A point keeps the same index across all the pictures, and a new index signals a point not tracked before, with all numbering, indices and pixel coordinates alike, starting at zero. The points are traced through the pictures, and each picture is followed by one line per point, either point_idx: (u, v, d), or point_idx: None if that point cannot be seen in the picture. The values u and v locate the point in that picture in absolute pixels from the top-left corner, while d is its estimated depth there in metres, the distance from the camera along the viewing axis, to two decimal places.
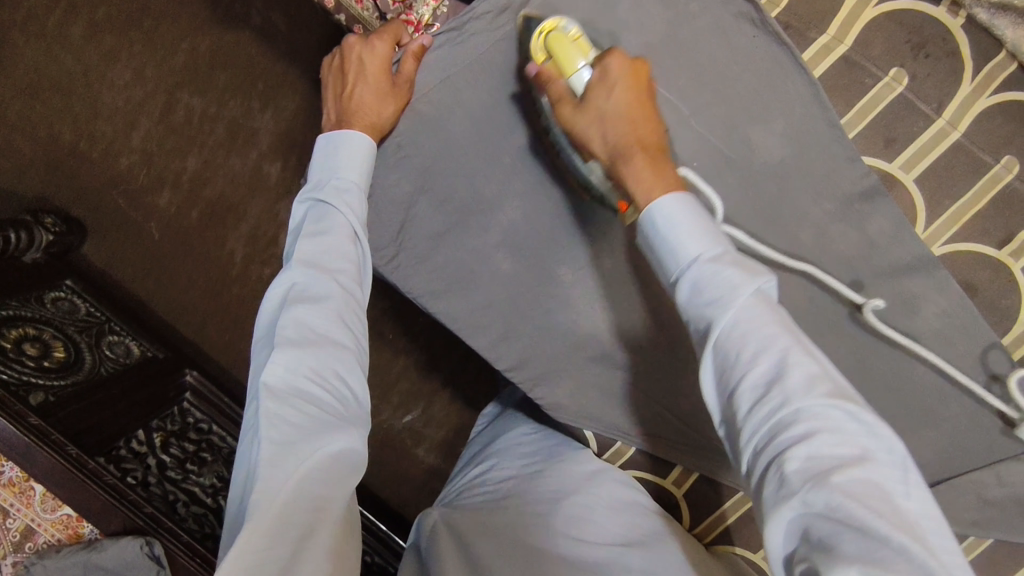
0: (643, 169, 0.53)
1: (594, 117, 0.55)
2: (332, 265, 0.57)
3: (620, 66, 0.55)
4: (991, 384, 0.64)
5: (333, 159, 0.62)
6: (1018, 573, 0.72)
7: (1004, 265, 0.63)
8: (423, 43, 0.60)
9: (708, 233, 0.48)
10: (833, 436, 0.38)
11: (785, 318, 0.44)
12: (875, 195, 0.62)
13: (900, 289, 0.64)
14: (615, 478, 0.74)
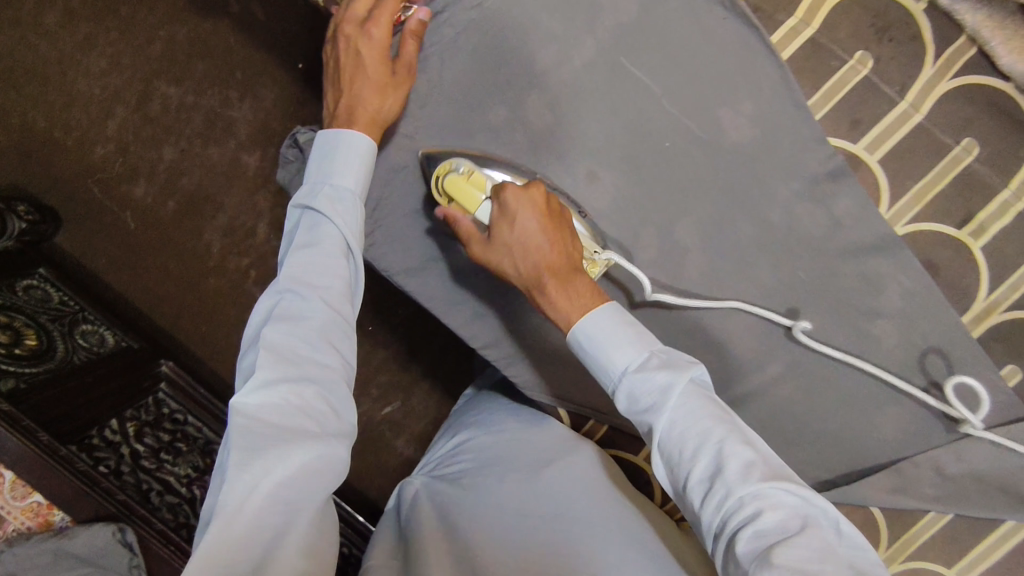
0: (559, 297, 0.57)
1: (500, 253, 0.59)
2: (319, 282, 0.57)
3: (514, 199, 0.58)
4: (952, 362, 0.66)
5: (328, 160, 0.60)
6: (974, 549, 0.74)
7: (964, 245, 0.65)
8: (421, 19, 0.59)
9: (634, 341, 0.54)
10: (774, 515, 0.45)
11: (715, 406, 0.51)
12: (842, 175, 0.63)
13: (865, 268, 0.65)
14: (586, 450, 0.77)
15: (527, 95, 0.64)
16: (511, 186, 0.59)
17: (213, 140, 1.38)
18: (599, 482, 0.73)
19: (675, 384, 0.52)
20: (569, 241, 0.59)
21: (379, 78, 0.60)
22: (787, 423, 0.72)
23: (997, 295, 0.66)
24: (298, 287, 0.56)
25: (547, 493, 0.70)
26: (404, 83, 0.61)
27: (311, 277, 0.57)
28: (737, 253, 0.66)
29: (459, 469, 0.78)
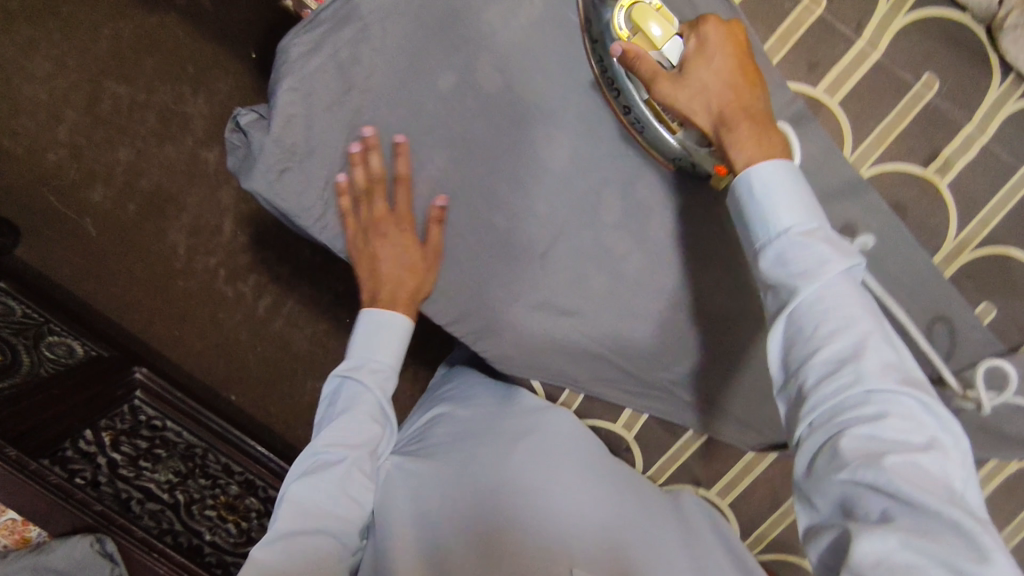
0: (748, 135, 0.52)
1: (692, 89, 0.53)
2: (350, 440, 0.70)
3: (711, 36, 0.54)
4: (921, 302, 0.66)
5: (370, 339, 0.74)
6: None
7: (930, 183, 0.64)
8: (439, 206, 0.66)
9: (802, 204, 0.49)
10: (900, 423, 0.42)
11: (867, 301, 0.47)
12: (802, 122, 0.62)
13: (830, 213, 0.65)
14: (561, 418, 0.76)
15: (477, 59, 0.61)
16: (715, 22, 0.54)
17: (172, 138, 1.34)
18: (577, 453, 0.72)
19: (856, 259, 0.48)
20: (761, 91, 0.54)
21: (413, 259, 0.68)
22: None
23: (967, 232, 0.65)
24: (333, 449, 0.68)
25: (526, 466, 0.69)
26: (433, 244, 0.67)
27: (345, 443, 0.69)
28: (704, 211, 0.65)
29: (431, 445, 0.77)
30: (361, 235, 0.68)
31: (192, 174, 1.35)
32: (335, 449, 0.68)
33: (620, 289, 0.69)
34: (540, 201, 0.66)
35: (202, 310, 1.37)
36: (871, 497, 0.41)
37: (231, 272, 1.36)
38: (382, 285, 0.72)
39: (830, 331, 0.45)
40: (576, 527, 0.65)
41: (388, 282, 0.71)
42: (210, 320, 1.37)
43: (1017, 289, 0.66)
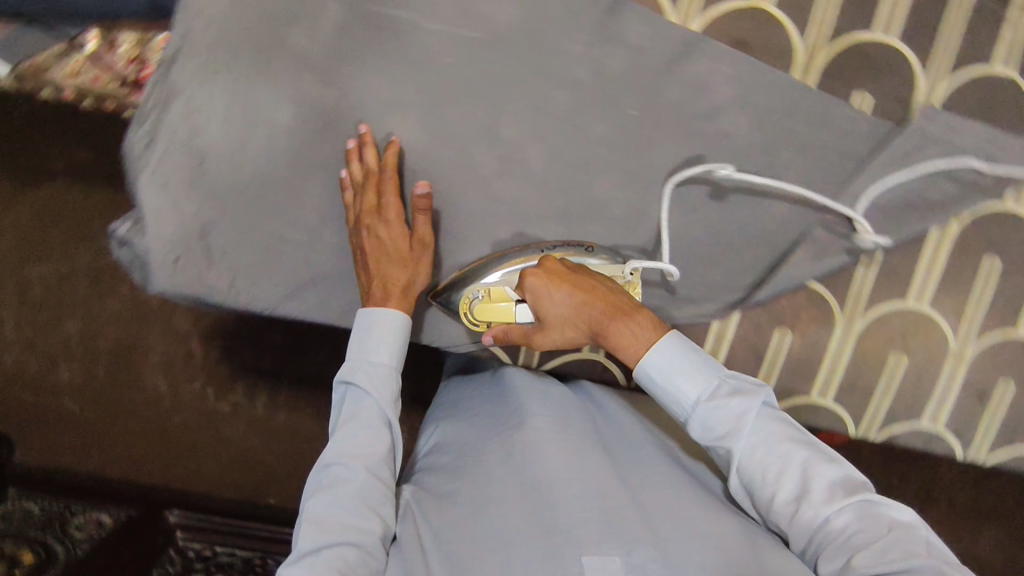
0: (621, 334, 0.62)
1: (560, 331, 0.63)
2: (362, 449, 0.61)
3: (535, 285, 0.63)
4: (800, 120, 0.68)
5: (361, 338, 0.64)
6: (917, 277, 0.72)
7: (758, 10, 0.67)
8: (423, 191, 0.63)
9: (698, 374, 0.60)
10: (858, 523, 0.54)
11: (788, 431, 0.58)
12: (619, 6, 0.64)
13: (684, 78, 0.66)
14: (552, 393, 0.76)
15: (303, 81, 0.63)
16: (532, 273, 0.63)
17: (106, 292, 1.28)
18: (571, 428, 0.70)
19: (749, 404, 0.58)
20: (605, 287, 0.63)
21: (402, 252, 0.64)
22: (701, 256, 0.70)
23: (811, 38, 0.67)
24: (340, 461, 0.60)
25: (520, 458, 0.67)
26: (424, 238, 0.64)
27: (351, 455, 0.61)
28: (573, 125, 0.66)
29: (434, 470, 0.74)
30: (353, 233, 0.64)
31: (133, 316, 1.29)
32: (345, 462, 0.60)
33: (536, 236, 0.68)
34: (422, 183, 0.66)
35: (204, 438, 1.33)
36: None
37: (221, 393, 1.31)
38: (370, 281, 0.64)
39: (774, 472, 0.57)
40: (568, 502, 0.63)
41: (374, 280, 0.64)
42: (211, 444, 1.33)
43: (878, 70, 0.68)
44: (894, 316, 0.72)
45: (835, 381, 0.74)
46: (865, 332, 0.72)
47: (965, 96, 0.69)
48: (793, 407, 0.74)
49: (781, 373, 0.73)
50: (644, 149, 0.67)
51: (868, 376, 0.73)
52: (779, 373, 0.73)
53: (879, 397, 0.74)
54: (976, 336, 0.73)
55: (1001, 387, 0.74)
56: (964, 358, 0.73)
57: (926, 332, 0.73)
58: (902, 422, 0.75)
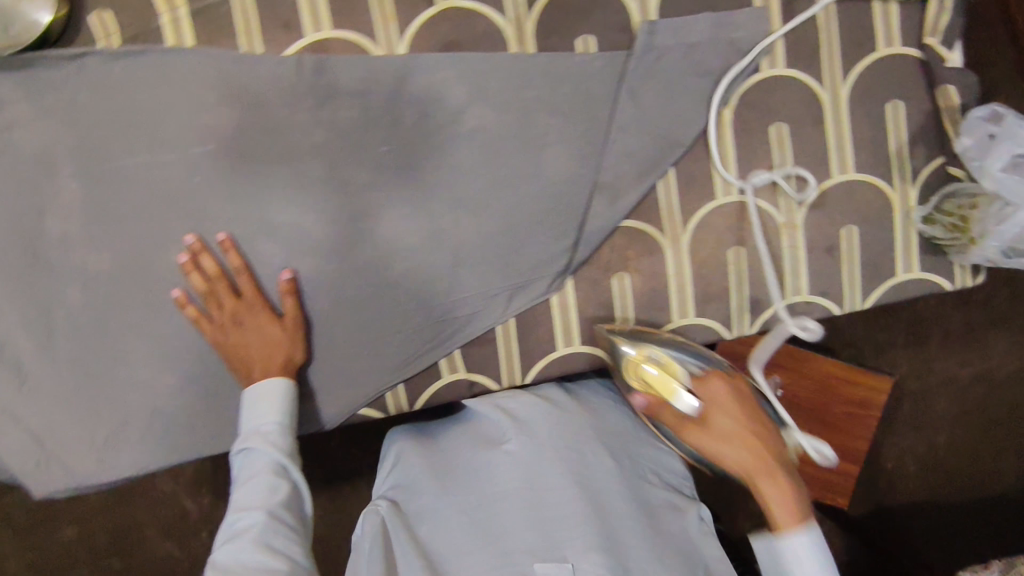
0: (773, 488, 0.65)
1: (716, 439, 0.68)
2: (263, 498, 0.62)
3: (715, 392, 0.70)
4: (537, 86, 0.70)
5: (250, 409, 0.66)
6: (716, 172, 0.73)
7: (451, 9, 0.68)
8: (286, 277, 0.68)
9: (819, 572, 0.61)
10: None
11: None
12: (321, 67, 0.67)
13: (413, 99, 0.69)
14: (545, 410, 0.71)
15: (73, 254, 0.65)
16: (715, 377, 0.71)
17: (42, 520, 1.02)
18: (542, 431, 0.69)
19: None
20: (764, 437, 0.68)
21: (274, 332, 0.67)
22: (513, 245, 0.71)
23: (512, 11, 0.69)
24: (244, 513, 0.60)
25: (496, 479, 0.67)
26: (296, 314, 0.68)
27: (252, 506, 0.61)
28: (335, 184, 0.69)
29: (393, 478, 0.73)
30: (221, 332, 0.67)
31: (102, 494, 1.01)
32: (251, 516, 0.60)
33: (351, 297, 0.70)
34: None
35: None
36: None
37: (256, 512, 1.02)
38: (249, 365, 0.67)
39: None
40: (525, 519, 0.64)
41: (253, 362, 0.67)
42: None
43: (585, 12, 0.70)
44: (711, 217, 0.73)
45: (689, 299, 0.75)
46: (693, 243, 0.74)
47: None
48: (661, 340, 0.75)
49: (635, 316, 0.74)
50: (408, 175, 0.70)
51: (715, 279, 0.74)
52: (634, 315, 0.74)
53: (736, 295, 0.75)
54: (798, 202, 0.74)
55: (846, 235, 0.74)
56: (797, 226, 0.74)
57: (750, 216, 0.74)
58: (767, 308, 0.76)
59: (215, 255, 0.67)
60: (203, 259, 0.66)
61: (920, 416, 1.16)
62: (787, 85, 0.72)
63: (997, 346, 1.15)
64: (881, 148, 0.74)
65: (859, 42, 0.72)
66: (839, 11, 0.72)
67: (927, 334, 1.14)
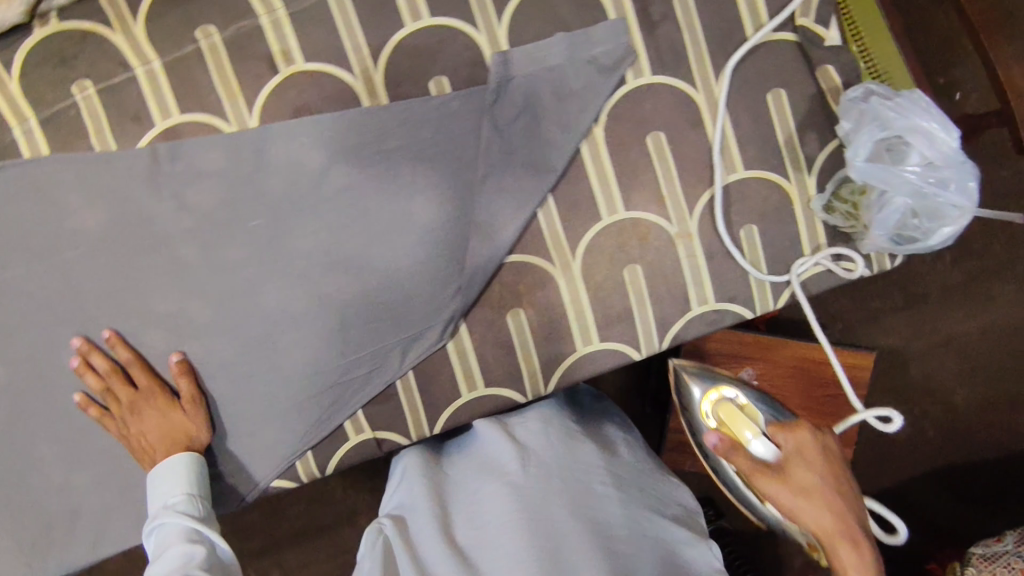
0: (846, 554, 0.56)
1: (795, 492, 0.59)
2: (181, 557, 0.59)
3: (803, 440, 0.63)
4: (396, 135, 0.68)
5: (156, 488, 0.66)
6: (598, 192, 0.70)
7: (295, 73, 0.67)
8: (177, 358, 0.69)
9: None
10: None
11: None
12: (175, 153, 0.67)
13: (273, 169, 0.68)
14: (552, 437, 0.69)
15: None
16: (803, 426, 0.64)
17: None
18: (543, 457, 0.67)
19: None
20: (851, 505, 0.59)
21: (169, 416, 0.69)
22: (397, 298, 0.71)
23: (357, 65, 0.67)
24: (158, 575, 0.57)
25: (491, 496, 0.64)
26: (192, 393, 0.69)
27: (169, 566, 0.58)
28: (211, 265, 0.69)
29: (399, 499, 0.71)
30: (124, 424, 0.69)
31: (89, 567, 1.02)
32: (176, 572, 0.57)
33: (244, 373, 0.71)
34: None
35: None
36: None
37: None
38: (153, 449, 0.69)
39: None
40: (514, 534, 0.60)
41: (154, 447, 0.69)
42: None
43: (433, 53, 0.68)
44: (599, 240, 0.71)
45: (590, 325, 0.72)
46: (585, 267, 0.71)
47: (526, 20, 0.68)
48: (566, 371, 0.73)
49: (536, 351, 0.73)
50: (281, 245, 0.69)
51: (615, 302, 0.72)
52: (535, 350, 0.72)
53: (639, 315, 0.72)
54: (690, 210, 0.71)
55: (746, 235, 0.71)
56: (692, 235, 0.71)
57: (641, 231, 0.71)
58: (674, 322, 0.73)
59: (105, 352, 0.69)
60: (93, 356, 0.68)
61: (930, 379, 1.17)
62: (657, 92, 0.69)
63: (997, 290, 1.15)
64: (771, 141, 0.70)
65: (728, 34, 0.69)
66: (701, 6, 0.68)
67: (922, 294, 1.16)
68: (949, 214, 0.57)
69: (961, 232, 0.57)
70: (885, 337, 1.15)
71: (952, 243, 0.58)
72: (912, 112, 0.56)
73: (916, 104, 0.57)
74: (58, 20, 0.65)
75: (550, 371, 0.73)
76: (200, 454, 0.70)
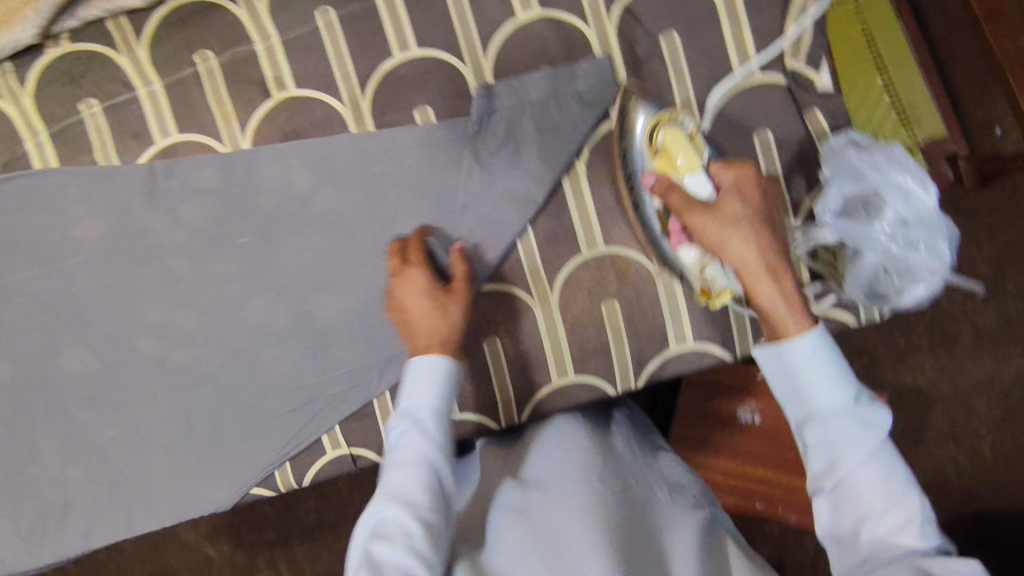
0: (771, 290, 0.58)
1: (728, 224, 0.59)
2: (411, 496, 0.56)
3: (743, 178, 0.61)
4: (381, 160, 0.70)
5: (411, 388, 0.62)
6: (580, 226, 0.71)
7: (287, 99, 0.70)
8: (461, 243, 0.68)
9: (894, 490, 0.51)
10: (873, 514, 0.51)
11: (869, 429, 0.53)
12: (170, 170, 0.70)
13: (262, 188, 0.70)
14: (564, 455, 0.65)
15: None
16: (746, 165, 0.62)
17: None
18: (551, 478, 0.62)
19: (913, 501, 0.50)
20: (777, 239, 0.61)
21: (431, 289, 0.65)
22: (375, 319, 0.71)
23: (347, 93, 0.70)
24: (392, 508, 0.55)
25: (504, 529, 0.59)
26: (463, 279, 0.66)
27: (404, 504, 0.56)
28: (200, 277, 0.72)
29: None
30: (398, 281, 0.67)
31: (86, 558, 1.04)
32: (393, 502, 0.56)
33: (226, 382, 0.73)
34: (121, 393, 0.73)
35: None
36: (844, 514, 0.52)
37: (235, 570, 1.04)
38: (410, 338, 0.65)
39: (838, 534, 0.53)
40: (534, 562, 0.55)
41: (419, 317, 0.65)
42: None
43: (420, 84, 0.70)
44: (578, 273, 0.71)
45: (566, 358, 0.72)
46: (564, 300, 0.71)
47: (512, 53, 0.70)
48: (541, 402, 0.73)
49: (512, 381, 0.72)
50: (267, 260, 0.71)
51: (592, 336, 0.71)
52: (510, 378, 0.72)
53: (616, 350, 0.72)
54: None
55: None
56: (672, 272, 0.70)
57: (621, 267, 0.71)
58: (651, 359, 0.72)
59: (99, 355, 0.73)
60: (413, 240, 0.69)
61: (957, 424, 1.07)
62: None
63: None
64: None
65: (713, 75, 0.69)
66: (685, 45, 0.69)
67: (953, 335, 1.07)
68: (920, 275, 0.62)
69: (931, 290, 0.62)
70: (909, 377, 1.07)
71: (923, 300, 0.63)
72: (889, 169, 0.61)
73: (894, 159, 0.62)
74: (69, 42, 0.70)
75: (524, 401, 0.73)
76: (452, 362, 0.63)
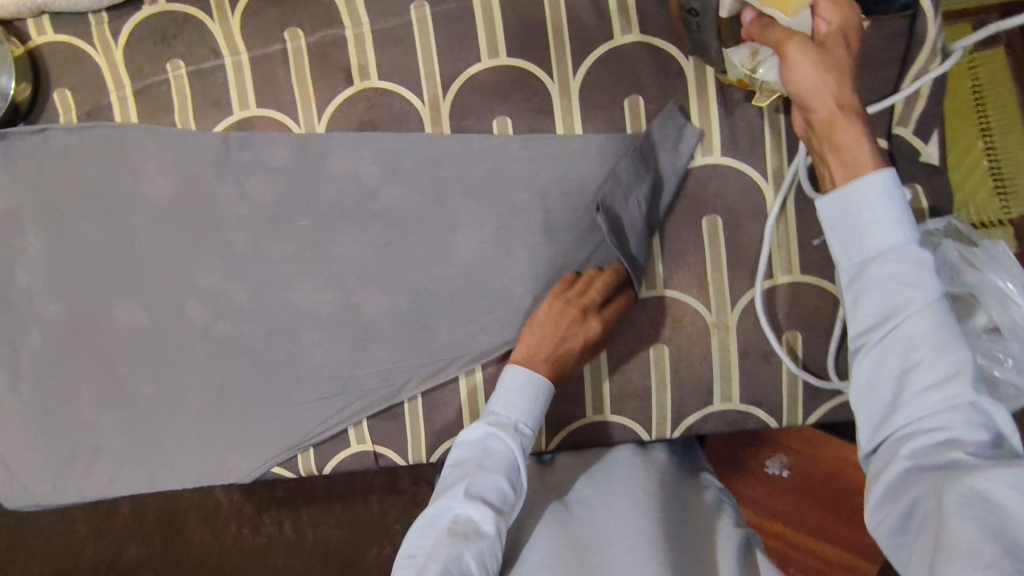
0: (851, 139, 0.48)
1: (826, 62, 0.49)
2: (492, 501, 0.54)
3: (847, 18, 0.51)
4: (452, 164, 0.69)
5: (516, 397, 0.60)
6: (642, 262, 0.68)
7: (367, 89, 0.69)
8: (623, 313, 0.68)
9: (944, 348, 0.43)
10: (920, 377, 0.43)
11: (923, 277, 0.44)
12: (243, 143, 0.70)
13: (329, 174, 0.70)
14: (613, 480, 0.64)
15: (36, 300, 0.75)
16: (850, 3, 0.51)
17: None
18: (599, 500, 0.62)
19: (964, 354, 0.42)
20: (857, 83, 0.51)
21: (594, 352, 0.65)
22: (419, 321, 0.70)
23: (428, 93, 0.69)
24: (473, 507, 0.53)
25: (543, 531, 0.58)
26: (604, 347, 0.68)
27: (486, 506, 0.54)
28: (256, 251, 0.72)
29: None
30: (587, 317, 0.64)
31: None
32: (475, 503, 0.53)
33: (264, 358, 0.73)
34: (163, 350, 0.74)
35: None
36: (888, 377, 0.45)
37: None
38: (548, 342, 0.63)
39: (873, 396, 0.46)
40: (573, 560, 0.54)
41: (568, 345, 0.63)
42: None
43: (503, 93, 0.68)
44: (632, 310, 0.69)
45: (605, 394, 0.70)
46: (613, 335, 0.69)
47: (602, 75, 0.67)
48: (571, 435, 0.71)
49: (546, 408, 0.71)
50: (322, 246, 0.71)
51: (635, 377, 0.69)
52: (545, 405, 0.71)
53: (658, 396, 0.69)
54: (733, 303, 0.67)
55: (789, 338, 0.66)
56: (729, 328, 0.67)
57: (677, 312, 0.68)
58: (692, 412, 0.69)
59: (149, 311, 0.74)
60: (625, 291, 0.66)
61: None
62: (723, 175, 0.66)
63: None
64: None
65: None
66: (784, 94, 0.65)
67: None
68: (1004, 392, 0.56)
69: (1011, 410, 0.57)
70: None
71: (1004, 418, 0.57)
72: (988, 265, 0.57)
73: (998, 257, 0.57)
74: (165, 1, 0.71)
75: (553, 431, 0.70)
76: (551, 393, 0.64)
